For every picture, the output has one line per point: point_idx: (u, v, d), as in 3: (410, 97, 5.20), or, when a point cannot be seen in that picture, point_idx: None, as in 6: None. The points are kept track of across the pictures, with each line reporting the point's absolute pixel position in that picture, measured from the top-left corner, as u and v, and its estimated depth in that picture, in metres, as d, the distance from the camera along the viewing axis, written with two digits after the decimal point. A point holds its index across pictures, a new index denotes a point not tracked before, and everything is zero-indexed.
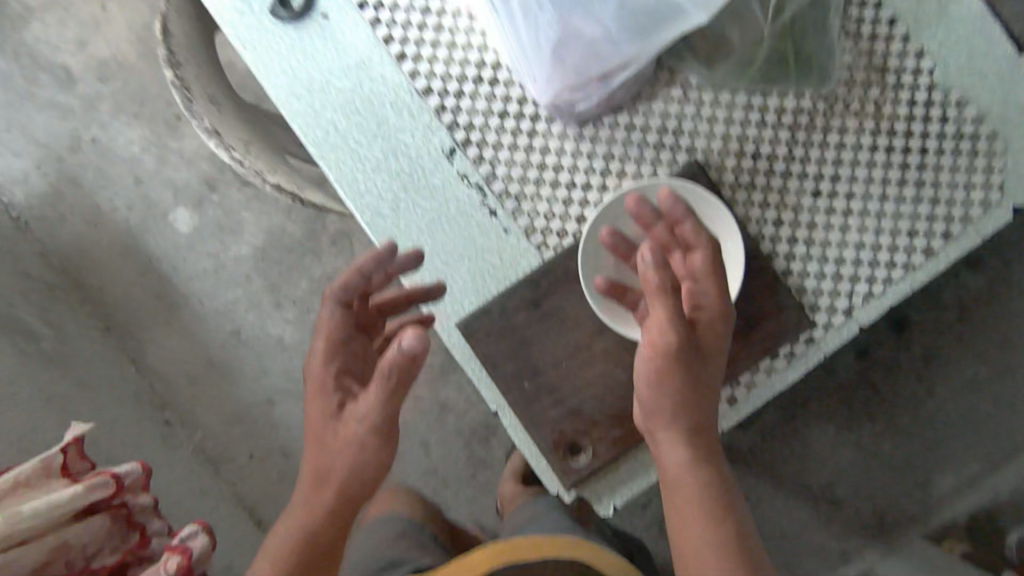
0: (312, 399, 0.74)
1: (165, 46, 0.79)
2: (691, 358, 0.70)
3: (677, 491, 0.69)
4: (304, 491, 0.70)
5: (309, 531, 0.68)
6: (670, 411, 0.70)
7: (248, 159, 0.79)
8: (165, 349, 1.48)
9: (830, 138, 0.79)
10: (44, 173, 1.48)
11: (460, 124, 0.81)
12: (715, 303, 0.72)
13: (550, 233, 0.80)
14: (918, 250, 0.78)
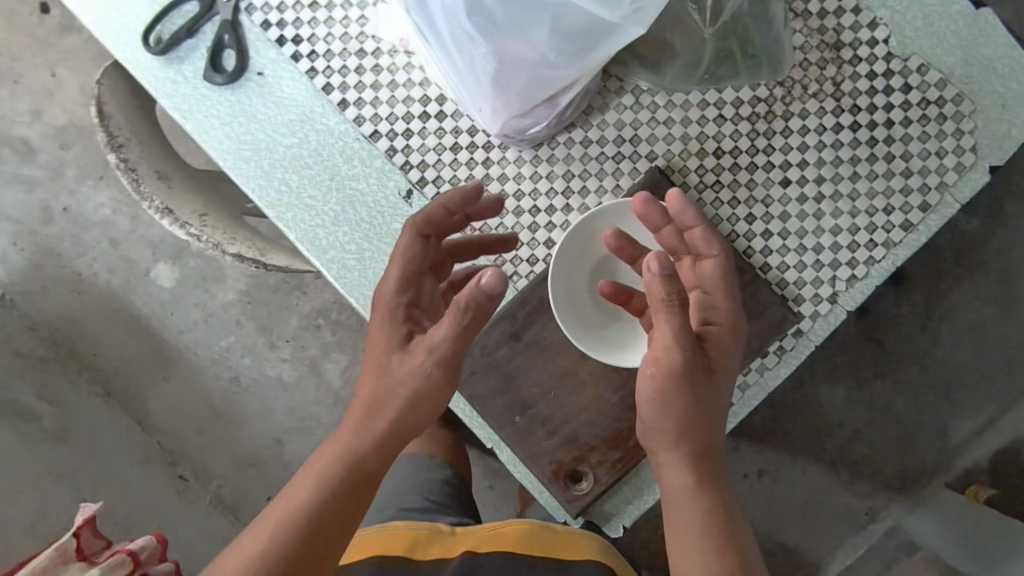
0: (378, 326, 0.65)
1: (104, 131, 0.78)
2: (700, 380, 0.62)
3: (681, 536, 0.60)
4: (328, 457, 0.60)
5: (319, 515, 0.57)
6: (673, 435, 0.63)
7: (205, 232, 0.77)
8: (167, 405, 1.48)
9: (790, 123, 0.77)
10: (20, 249, 1.48)
11: (413, 164, 0.79)
12: (725, 319, 0.66)
13: (520, 261, 0.78)
14: (897, 226, 0.76)
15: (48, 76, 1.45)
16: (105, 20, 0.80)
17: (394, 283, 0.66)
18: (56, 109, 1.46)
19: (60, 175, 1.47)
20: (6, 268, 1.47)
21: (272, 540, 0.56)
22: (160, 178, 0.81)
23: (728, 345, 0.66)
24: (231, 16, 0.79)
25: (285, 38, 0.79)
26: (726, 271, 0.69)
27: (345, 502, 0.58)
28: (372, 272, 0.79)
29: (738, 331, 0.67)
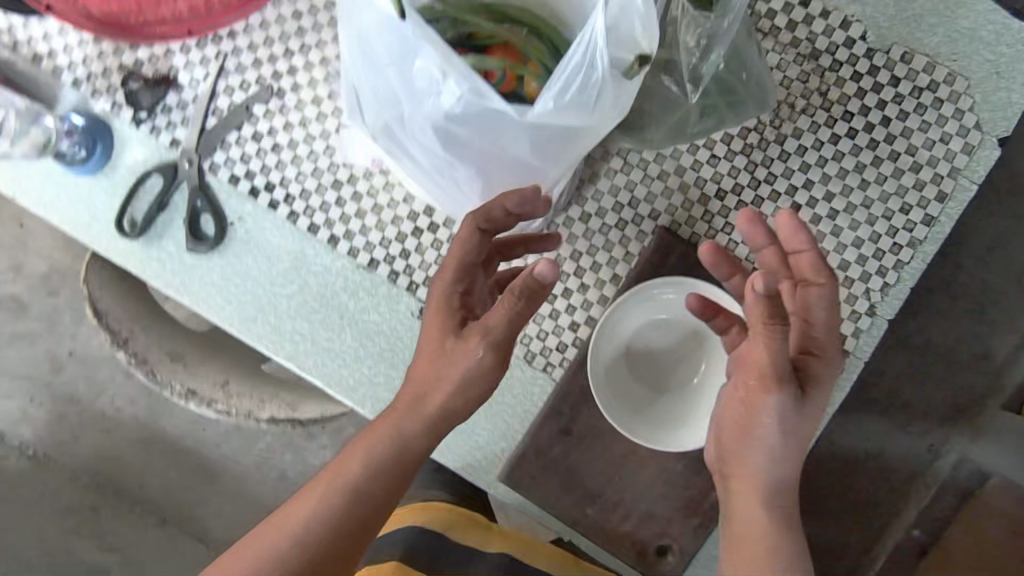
0: (435, 312, 0.63)
1: (106, 331, 0.76)
2: (790, 407, 0.61)
3: (747, 546, 0.63)
4: (375, 438, 0.63)
5: (365, 492, 0.62)
6: (759, 449, 0.63)
7: (233, 407, 0.80)
8: (220, 518, 1.38)
9: (785, 146, 0.73)
10: (39, 404, 1.38)
11: (418, 282, 0.77)
12: (823, 350, 0.63)
13: (550, 351, 0.76)
14: (918, 222, 0.73)
15: (11, 223, 1.29)
16: (74, 215, 0.77)
17: (450, 275, 0.63)
18: (31, 258, 1.32)
19: (57, 323, 1.34)
20: (29, 424, 1.38)
21: (321, 511, 0.61)
22: (174, 357, 0.81)
23: (822, 374, 0.63)
24: (197, 181, 0.76)
25: (257, 189, 0.76)
26: (830, 305, 0.62)
27: (393, 481, 0.62)
28: None
29: (833, 362, 0.63)
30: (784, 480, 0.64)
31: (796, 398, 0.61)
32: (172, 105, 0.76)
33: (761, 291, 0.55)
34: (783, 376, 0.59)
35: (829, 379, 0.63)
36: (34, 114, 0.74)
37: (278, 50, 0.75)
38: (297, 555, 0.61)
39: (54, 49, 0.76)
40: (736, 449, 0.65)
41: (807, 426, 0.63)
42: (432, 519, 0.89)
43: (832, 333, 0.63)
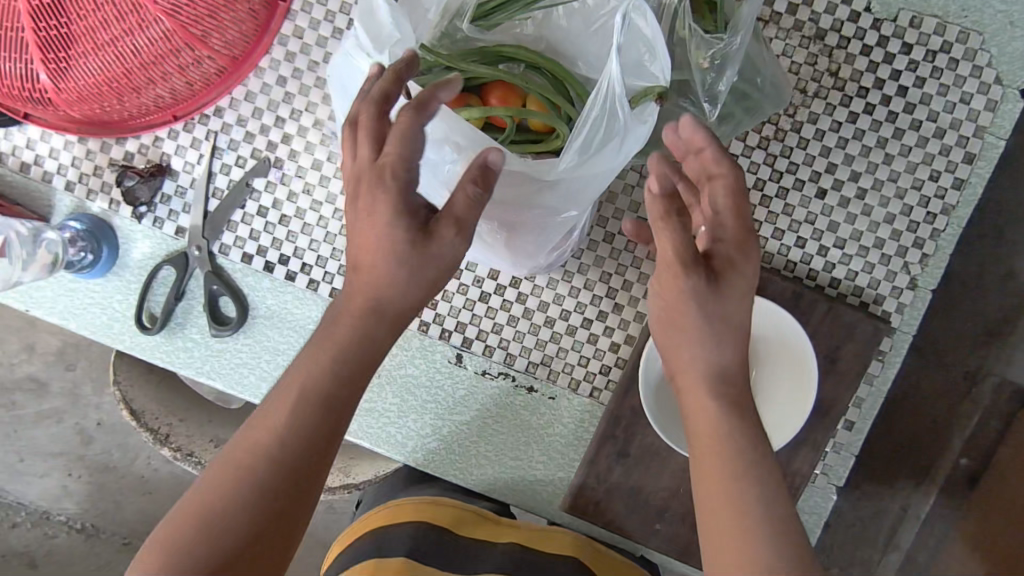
0: (376, 207, 0.49)
1: (146, 430, 0.78)
2: (703, 297, 0.51)
3: (715, 500, 0.50)
4: (319, 353, 0.51)
5: (312, 423, 0.49)
6: (690, 352, 0.53)
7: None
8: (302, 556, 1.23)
9: (803, 133, 0.71)
10: (79, 476, 1.24)
11: (450, 329, 0.76)
12: (735, 241, 0.52)
13: (594, 377, 0.75)
14: (949, 188, 0.70)
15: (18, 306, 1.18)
16: (90, 319, 0.76)
17: (388, 161, 0.48)
18: (43, 335, 1.20)
19: (78, 395, 1.21)
20: (72, 497, 1.25)
21: (263, 451, 0.49)
22: (217, 442, 0.83)
23: (741, 269, 0.52)
24: (209, 266, 0.74)
25: (271, 263, 0.75)
26: (736, 194, 0.51)
27: (341, 391, 0.51)
28: (459, 446, 0.76)
29: (751, 250, 0.52)
30: (731, 366, 0.53)
31: (711, 288, 0.51)
32: (171, 193, 0.74)
33: (654, 192, 0.51)
34: (688, 261, 0.50)
35: (748, 269, 0.52)
36: (35, 233, 0.71)
37: (269, 120, 0.73)
38: (235, 526, 0.47)
39: (42, 155, 0.75)
40: (670, 347, 0.55)
41: (736, 320, 0.52)
42: (414, 522, 0.73)
43: (745, 225, 0.52)
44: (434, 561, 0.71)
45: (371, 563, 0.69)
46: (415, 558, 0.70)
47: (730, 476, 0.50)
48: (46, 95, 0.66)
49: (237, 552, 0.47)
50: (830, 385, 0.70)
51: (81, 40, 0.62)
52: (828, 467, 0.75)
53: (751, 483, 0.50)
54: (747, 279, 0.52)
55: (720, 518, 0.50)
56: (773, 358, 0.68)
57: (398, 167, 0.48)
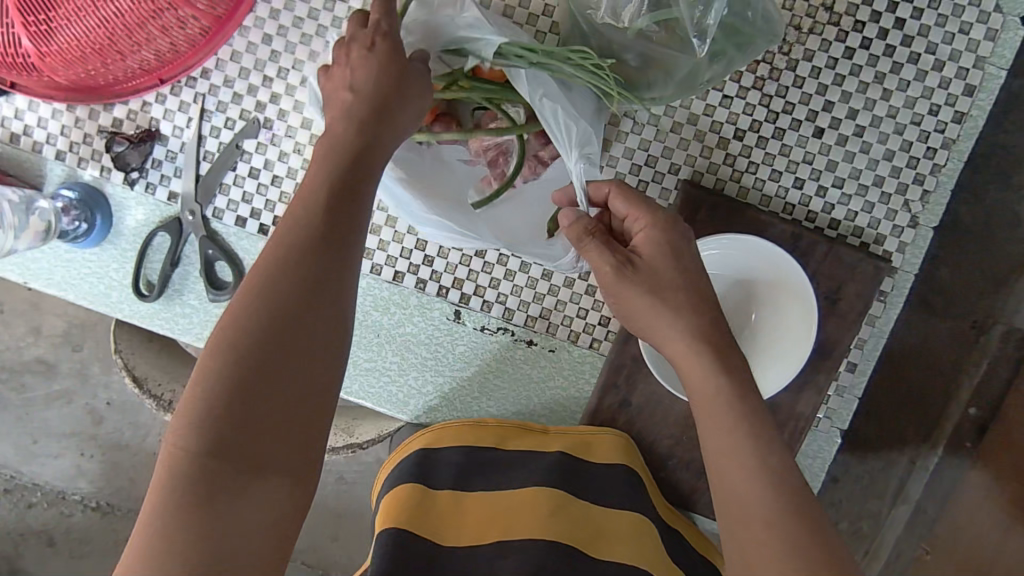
0: (377, 57, 0.53)
1: (150, 397, 0.78)
2: (641, 281, 0.55)
3: (717, 449, 0.51)
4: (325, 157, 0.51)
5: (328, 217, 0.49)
6: (649, 331, 0.56)
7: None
8: (313, 524, 1.24)
9: (798, 71, 0.70)
10: (91, 455, 1.25)
11: (447, 286, 0.75)
12: (649, 232, 0.56)
13: (593, 328, 0.74)
14: (949, 121, 0.69)
15: (20, 288, 1.17)
16: (88, 288, 0.76)
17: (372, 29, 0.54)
18: (48, 317, 1.19)
19: (86, 375, 1.21)
20: (86, 477, 1.26)
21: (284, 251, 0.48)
22: None
23: (663, 241, 0.56)
24: (204, 230, 0.73)
25: (266, 226, 0.74)
26: (627, 192, 0.58)
27: (349, 181, 0.51)
28: (461, 402, 0.77)
29: (668, 226, 0.56)
30: (696, 326, 0.54)
31: (642, 273, 0.55)
32: (161, 158, 0.74)
33: (565, 225, 0.56)
34: (614, 261, 0.55)
35: (671, 240, 0.56)
36: (27, 201, 0.71)
37: (257, 80, 0.73)
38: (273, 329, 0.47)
39: (30, 125, 0.74)
40: (636, 326, 0.57)
41: (683, 280, 0.55)
42: (454, 447, 0.72)
43: (650, 212, 0.57)
44: (478, 483, 0.71)
45: (414, 487, 0.69)
46: (460, 487, 0.71)
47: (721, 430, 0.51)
48: (29, 60, 0.66)
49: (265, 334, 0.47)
50: (830, 327, 0.70)
51: (62, 4, 0.62)
52: (831, 410, 0.74)
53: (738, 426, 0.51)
54: (676, 245, 0.56)
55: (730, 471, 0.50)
56: (776, 304, 0.68)
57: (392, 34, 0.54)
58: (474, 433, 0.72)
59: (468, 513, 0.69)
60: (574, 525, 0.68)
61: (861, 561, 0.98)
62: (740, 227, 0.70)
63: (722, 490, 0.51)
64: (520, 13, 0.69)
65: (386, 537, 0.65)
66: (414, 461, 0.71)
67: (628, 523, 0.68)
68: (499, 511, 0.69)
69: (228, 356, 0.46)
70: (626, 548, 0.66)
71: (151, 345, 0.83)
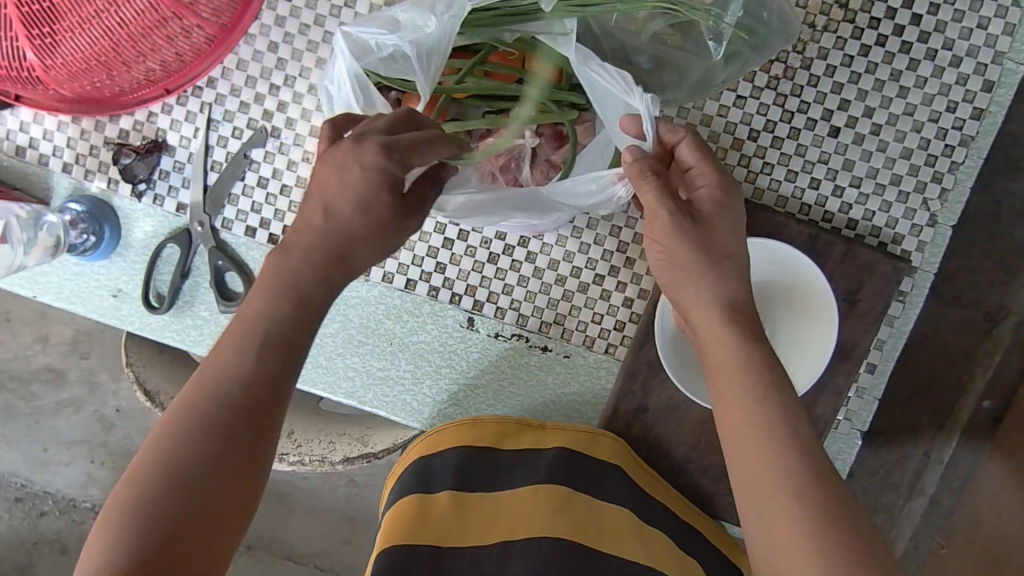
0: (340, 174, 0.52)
1: (161, 409, 0.77)
2: (696, 233, 0.54)
3: (734, 428, 0.51)
4: (264, 295, 0.51)
5: (262, 355, 0.49)
6: (689, 290, 0.55)
7: (305, 456, 0.82)
8: (324, 527, 1.24)
9: (813, 70, 0.69)
10: (101, 463, 1.24)
11: (460, 293, 0.75)
12: (713, 191, 0.56)
13: (608, 333, 0.74)
14: (967, 118, 0.68)
15: (28, 298, 1.16)
16: (97, 302, 0.75)
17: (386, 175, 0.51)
18: (57, 325, 1.19)
19: (95, 383, 1.21)
20: (97, 484, 1.25)
21: (205, 398, 0.48)
22: None
23: (726, 203, 0.56)
24: (213, 241, 0.73)
25: (275, 236, 0.73)
26: (701, 148, 0.58)
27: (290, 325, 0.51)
28: (476, 409, 0.76)
29: (731, 191, 0.56)
30: (737, 296, 0.54)
31: (700, 226, 0.54)
32: (169, 169, 0.73)
33: (628, 161, 0.55)
34: (673, 206, 0.54)
35: (732, 205, 0.56)
36: (35, 216, 0.70)
37: (263, 88, 0.72)
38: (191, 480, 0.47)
39: (36, 138, 0.73)
40: (675, 283, 0.55)
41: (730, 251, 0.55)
42: (451, 450, 0.70)
43: (718, 173, 0.57)
44: (480, 485, 0.70)
45: (412, 499, 0.68)
46: (460, 489, 0.69)
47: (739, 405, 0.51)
48: (34, 73, 0.65)
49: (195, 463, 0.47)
50: (849, 328, 0.69)
51: (66, 15, 0.60)
52: (850, 412, 0.73)
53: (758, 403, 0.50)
54: (735, 212, 0.56)
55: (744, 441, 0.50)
56: (793, 305, 0.67)
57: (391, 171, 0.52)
58: (471, 438, 0.70)
59: (467, 519, 0.68)
60: (574, 524, 0.66)
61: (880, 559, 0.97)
62: (756, 229, 0.69)
63: (738, 465, 0.50)
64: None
65: (383, 556, 0.64)
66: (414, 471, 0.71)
67: (627, 524, 0.67)
68: (497, 523, 0.68)
69: (156, 477, 0.46)
70: (627, 547, 0.65)
71: (161, 357, 0.82)
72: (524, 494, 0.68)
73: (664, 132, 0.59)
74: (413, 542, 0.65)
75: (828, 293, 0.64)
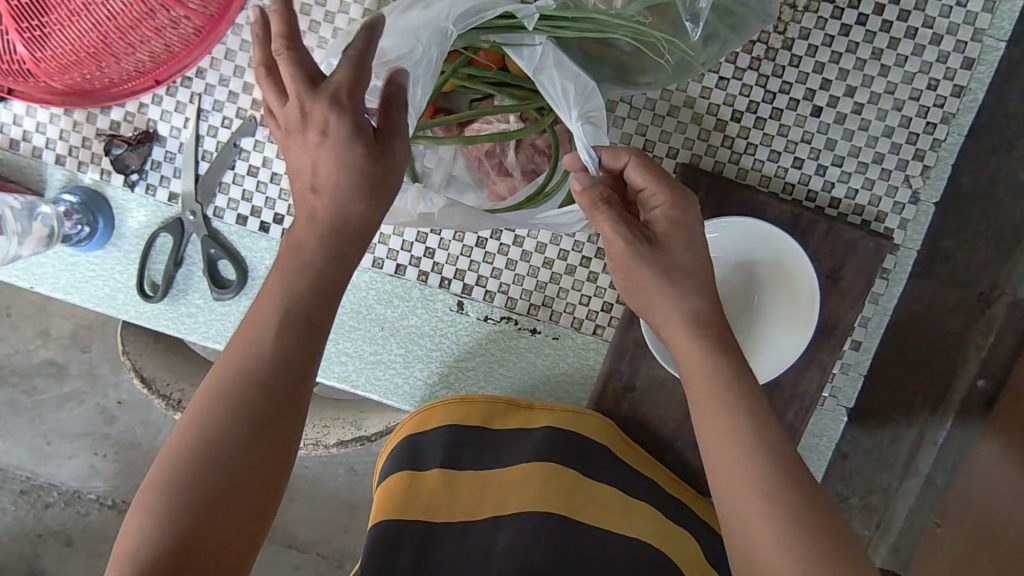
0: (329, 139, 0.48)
1: (158, 396, 0.79)
2: (653, 258, 0.54)
3: (712, 431, 0.52)
4: (286, 278, 0.50)
5: (285, 340, 0.49)
6: (659, 313, 0.55)
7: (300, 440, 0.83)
8: (326, 515, 1.25)
9: (795, 50, 0.69)
10: (104, 455, 1.26)
11: (449, 277, 0.76)
12: (667, 208, 0.56)
13: (595, 314, 0.75)
14: (948, 96, 0.69)
15: (27, 292, 1.17)
16: (92, 291, 0.76)
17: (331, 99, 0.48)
18: (57, 319, 1.20)
19: (96, 376, 1.22)
20: (101, 476, 1.27)
21: (234, 382, 0.48)
22: None
23: (681, 222, 0.55)
24: (205, 229, 0.74)
25: (266, 223, 0.75)
26: (646, 168, 0.56)
27: (312, 308, 0.50)
28: (466, 391, 0.77)
29: (685, 205, 0.56)
30: (702, 310, 0.55)
31: (657, 250, 0.55)
32: (160, 159, 0.74)
33: (578, 190, 0.55)
34: (628, 234, 0.54)
35: (688, 222, 0.56)
36: (29, 207, 0.71)
37: (251, 78, 0.73)
38: (223, 460, 0.47)
39: (29, 131, 0.74)
40: (641, 305, 0.56)
41: (691, 266, 0.55)
42: (440, 429, 0.70)
43: (670, 187, 0.56)
44: (470, 463, 0.71)
45: (402, 476, 0.69)
46: (450, 468, 0.70)
47: (718, 410, 0.51)
48: (24, 66, 0.66)
49: (234, 444, 0.47)
50: (833, 305, 0.70)
51: (55, 9, 0.61)
52: (836, 388, 0.75)
53: (735, 405, 0.51)
54: (691, 229, 0.56)
55: (718, 439, 0.51)
56: (775, 283, 0.68)
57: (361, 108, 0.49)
58: (458, 417, 0.70)
59: (456, 492, 0.69)
60: (559, 494, 0.68)
61: (871, 536, 0.98)
62: (741, 208, 0.70)
63: (714, 468, 0.51)
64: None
65: (376, 530, 0.66)
66: (403, 445, 0.72)
67: (611, 497, 0.69)
68: (486, 496, 0.70)
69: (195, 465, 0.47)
70: (607, 517, 0.68)
71: (156, 347, 0.84)
72: (512, 471, 0.70)
73: (606, 158, 0.58)
74: (402, 516, 0.67)
75: (810, 278, 0.66)
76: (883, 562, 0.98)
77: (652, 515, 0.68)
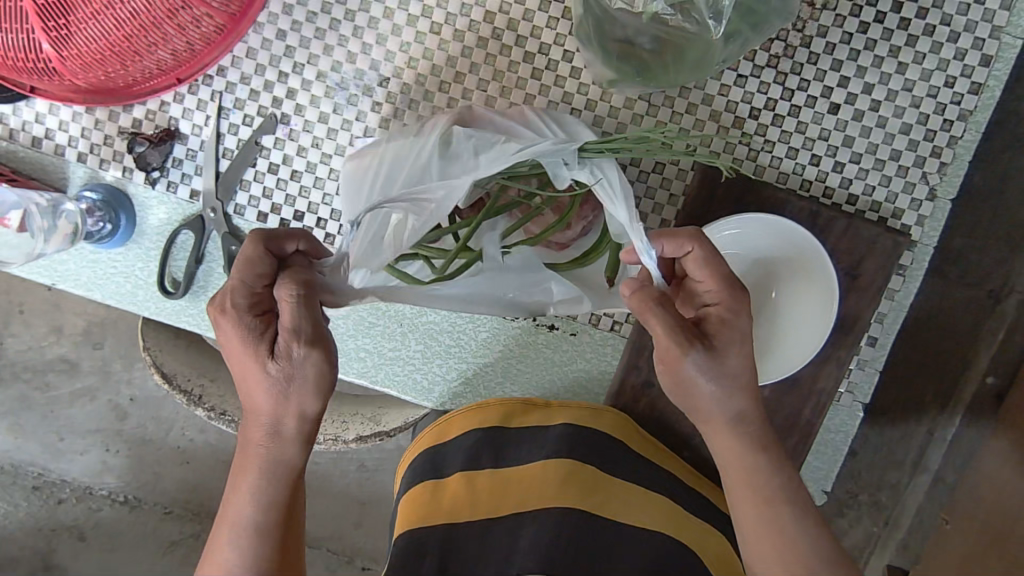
0: (233, 338, 0.53)
1: (179, 391, 0.79)
2: (707, 364, 0.54)
3: (755, 499, 0.57)
4: (244, 491, 0.55)
5: (250, 551, 0.55)
6: (708, 410, 0.56)
7: (319, 434, 0.83)
8: (336, 513, 1.26)
9: (813, 47, 0.70)
10: (116, 451, 1.27)
11: None
12: (723, 313, 0.55)
13: (614, 310, 0.75)
14: (965, 92, 0.69)
15: (42, 289, 1.18)
16: (114, 288, 0.77)
17: (229, 312, 0.52)
18: (70, 317, 1.20)
19: (110, 372, 1.22)
20: (112, 472, 1.28)
21: None
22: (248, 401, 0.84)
23: (737, 325, 0.55)
24: (225, 227, 0.74)
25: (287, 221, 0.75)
26: (708, 262, 0.56)
27: (273, 510, 0.55)
28: (484, 386, 0.78)
29: (739, 308, 0.55)
30: (746, 408, 0.57)
31: (714, 357, 0.54)
32: (182, 156, 0.75)
33: (628, 294, 0.54)
34: (684, 340, 0.53)
35: (742, 325, 0.55)
36: (54, 204, 0.72)
37: (272, 76, 0.74)
38: None
39: (51, 129, 0.75)
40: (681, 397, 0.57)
41: (740, 369, 0.55)
42: (464, 434, 0.73)
43: (730, 288, 0.55)
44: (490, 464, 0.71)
45: (425, 485, 0.70)
46: (470, 468, 0.71)
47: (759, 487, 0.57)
48: (50, 64, 0.65)
49: None
50: (850, 301, 0.70)
51: (78, 8, 0.60)
52: (852, 384, 0.75)
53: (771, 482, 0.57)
54: (745, 332, 0.55)
55: (752, 512, 0.57)
56: (794, 284, 0.69)
57: (270, 306, 0.54)
58: (480, 422, 0.72)
59: (477, 496, 0.69)
60: (584, 491, 0.68)
61: (880, 534, 0.99)
62: (758, 206, 0.71)
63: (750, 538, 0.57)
64: (540, 15, 0.71)
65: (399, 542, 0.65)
66: (427, 454, 0.73)
67: (631, 495, 0.69)
68: (507, 497, 0.69)
69: None
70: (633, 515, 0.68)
71: (177, 343, 0.85)
72: (533, 469, 0.70)
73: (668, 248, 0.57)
74: (424, 523, 0.67)
75: (830, 291, 0.66)
76: (891, 559, 0.98)
77: (670, 508, 0.68)
